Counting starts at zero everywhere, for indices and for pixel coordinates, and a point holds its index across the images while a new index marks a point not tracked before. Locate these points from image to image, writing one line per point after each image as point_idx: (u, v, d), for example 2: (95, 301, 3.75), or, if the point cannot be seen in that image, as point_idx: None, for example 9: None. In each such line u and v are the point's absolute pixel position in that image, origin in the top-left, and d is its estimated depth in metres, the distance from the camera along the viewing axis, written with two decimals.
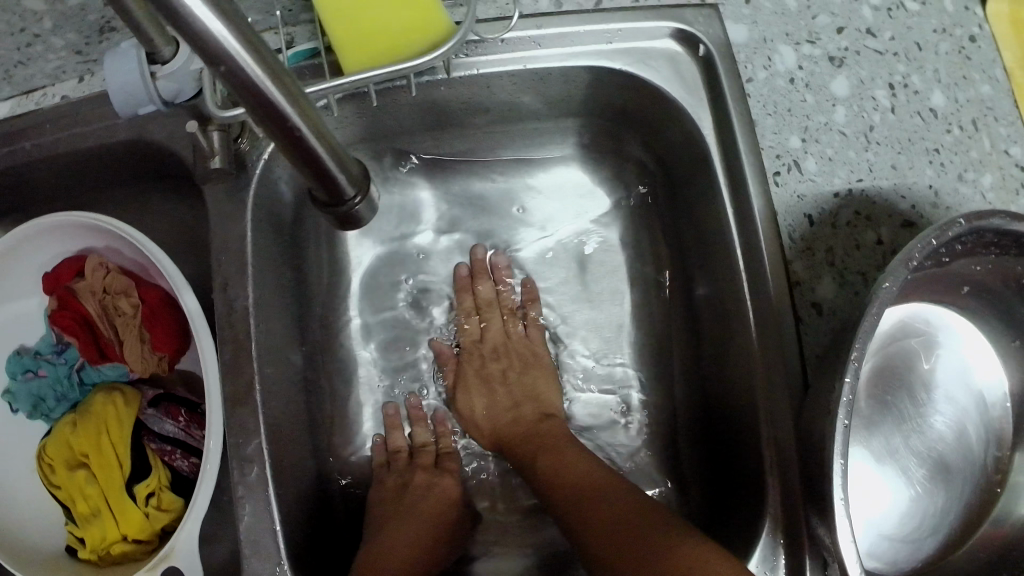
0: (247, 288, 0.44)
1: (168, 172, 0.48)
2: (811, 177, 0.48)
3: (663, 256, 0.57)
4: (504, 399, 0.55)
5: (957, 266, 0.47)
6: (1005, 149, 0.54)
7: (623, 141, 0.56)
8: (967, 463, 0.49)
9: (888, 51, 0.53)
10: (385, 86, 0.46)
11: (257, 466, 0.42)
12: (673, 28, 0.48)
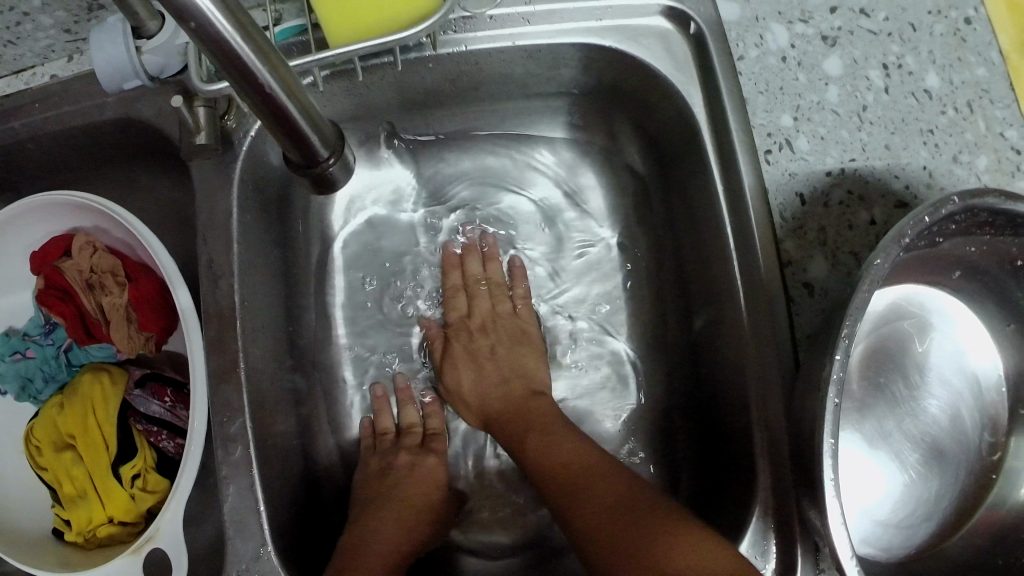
0: (233, 265, 0.43)
1: (157, 151, 0.48)
2: (802, 155, 0.47)
3: (655, 238, 0.56)
4: (493, 375, 0.54)
5: (950, 246, 0.46)
6: (1001, 132, 0.53)
7: (614, 122, 0.56)
8: (962, 448, 0.49)
9: (883, 32, 0.53)
10: (372, 62, 0.46)
11: (241, 446, 0.41)
12: (663, 5, 0.48)
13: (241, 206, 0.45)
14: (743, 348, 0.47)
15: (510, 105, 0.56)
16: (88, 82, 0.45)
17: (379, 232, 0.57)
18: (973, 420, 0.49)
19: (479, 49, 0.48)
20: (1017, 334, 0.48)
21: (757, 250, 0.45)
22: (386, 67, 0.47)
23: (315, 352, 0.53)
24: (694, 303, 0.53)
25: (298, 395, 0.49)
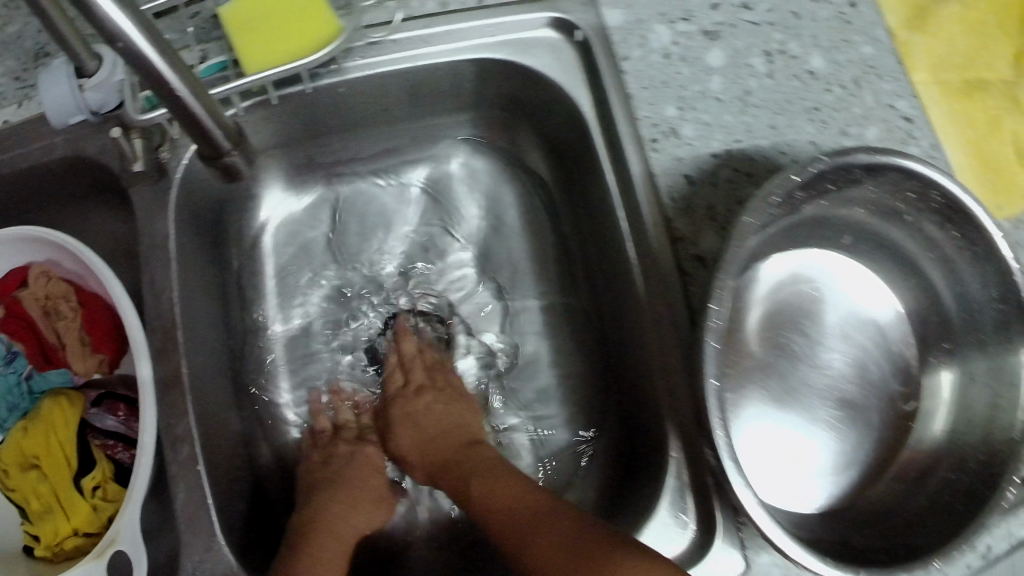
0: (172, 280, 0.46)
1: (103, 186, 0.50)
2: (687, 141, 0.51)
3: (564, 235, 0.59)
4: (431, 429, 0.52)
5: (839, 209, 0.50)
6: (891, 104, 0.58)
7: (514, 131, 0.60)
8: (871, 395, 0.52)
9: (764, 22, 0.56)
10: (285, 89, 0.49)
11: (188, 445, 0.44)
12: (551, 18, 0.53)
13: (178, 229, 0.48)
14: (648, 323, 0.50)
15: (429, 121, 0.59)
16: (27, 121, 0.48)
17: (300, 246, 0.59)
18: (872, 363, 0.53)
19: (384, 68, 0.51)
20: (917, 287, 0.52)
21: (648, 230, 0.50)
22: (300, 93, 0.50)
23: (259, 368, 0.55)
24: (602, 295, 0.56)
25: (241, 404, 0.52)
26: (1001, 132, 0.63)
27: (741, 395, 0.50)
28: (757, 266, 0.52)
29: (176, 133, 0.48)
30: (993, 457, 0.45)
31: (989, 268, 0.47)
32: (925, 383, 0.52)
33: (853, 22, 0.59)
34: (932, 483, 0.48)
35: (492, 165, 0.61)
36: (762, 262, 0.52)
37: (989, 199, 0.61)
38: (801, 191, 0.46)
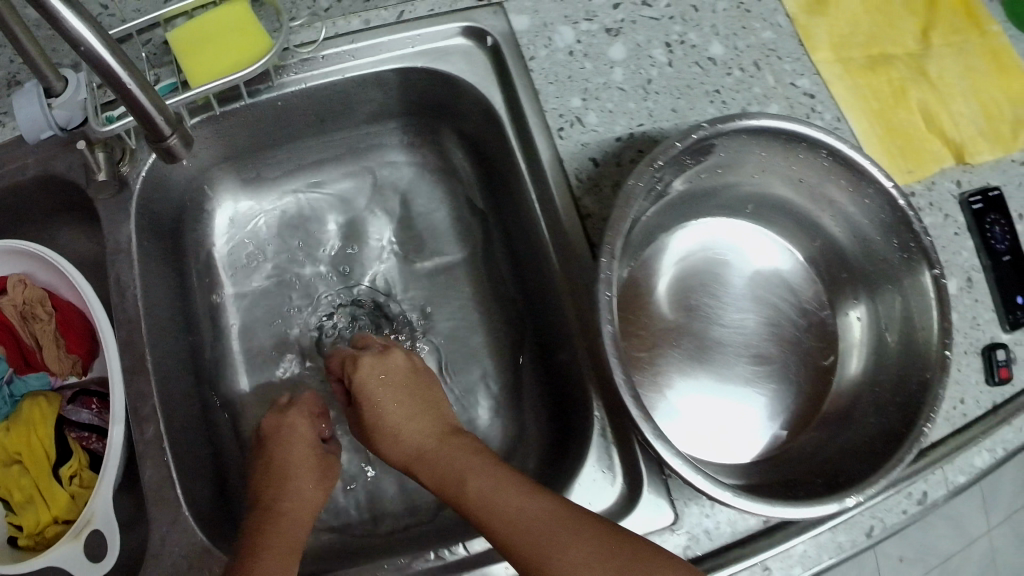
0: (134, 278, 0.51)
1: (75, 202, 0.55)
2: (593, 128, 0.56)
3: (494, 226, 0.63)
4: (410, 415, 0.50)
5: (734, 178, 0.54)
6: (792, 82, 0.63)
7: (441, 133, 0.65)
8: (789, 348, 0.57)
9: (663, 17, 0.61)
10: (229, 104, 0.54)
11: (153, 424, 0.49)
12: (463, 27, 0.58)
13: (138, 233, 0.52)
14: (566, 294, 0.54)
15: (367, 130, 0.64)
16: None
17: (257, 246, 0.63)
18: (780, 316, 0.57)
19: (316, 83, 0.56)
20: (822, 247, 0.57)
21: (559, 211, 0.54)
22: (243, 108, 0.55)
23: (220, 367, 0.59)
24: (526, 280, 0.60)
25: (202, 395, 0.56)
26: (908, 101, 0.67)
27: (655, 352, 0.54)
28: (658, 237, 0.56)
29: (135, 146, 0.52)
30: (915, 392, 0.49)
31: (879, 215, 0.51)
32: (837, 322, 0.57)
33: (751, 10, 0.64)
34: (856, 420, 0.52)
35: (429, 170, 0.66)
36: (664, 231, 0.56)
37: (900, 163, 0.65)
38: (693, 159, 0.50)
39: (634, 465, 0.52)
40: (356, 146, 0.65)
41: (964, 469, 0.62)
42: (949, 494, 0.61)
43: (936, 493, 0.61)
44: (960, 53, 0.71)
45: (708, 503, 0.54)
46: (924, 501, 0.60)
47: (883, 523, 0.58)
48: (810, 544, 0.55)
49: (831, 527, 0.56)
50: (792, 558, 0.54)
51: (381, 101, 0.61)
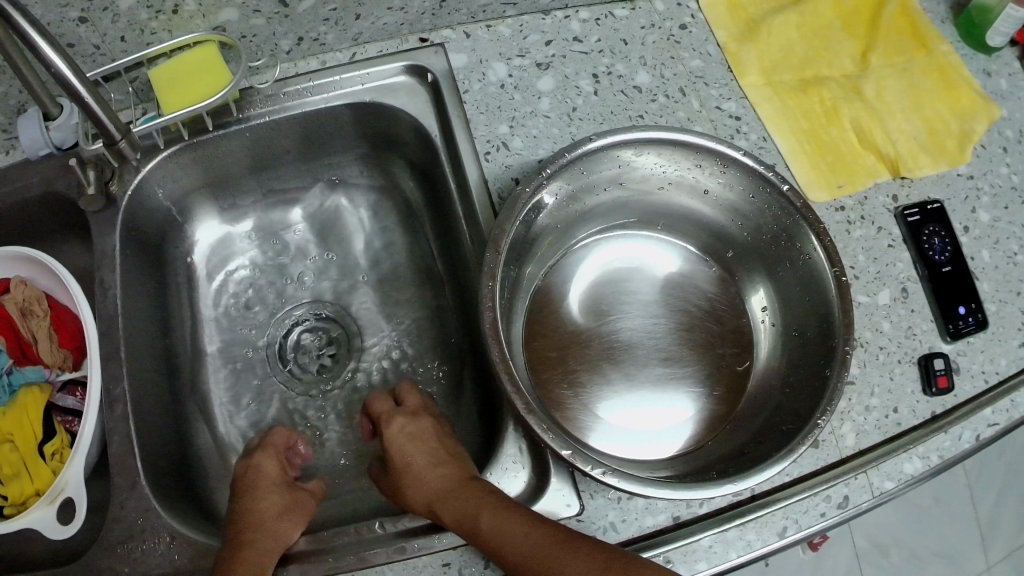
0: (116, 279, 0.62)
1: (74, 219, 0.72)
2: (517, 152, 0.62)
3: (438, 244, 0.71)
4: (424, 465, 0.57)
5: (641, 190, 0.61)
6: (718, 106, 0.67)
7: (397, 166, 0.73)
8: (706, 353, 0.60)
9: (594, 50, 0.67)
10: (201, 133, 0.64)
11: (122, 404, 0.60)
12: (406, 65, 0.65)
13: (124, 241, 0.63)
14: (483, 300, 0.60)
15: (332, 160, 0.72)
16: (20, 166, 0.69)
17: (233, 266, 0.72)
18: (694, 322, 0.61)
19: (281, 116, 0.65)
20: (735, 258, 0.62)
21: (481, 223, 0.60)
22: (215, 138, 0.65)
23: (195, 365, 0.68)
24: (462, 291, 0.67)
25: (174, 389, 0.66)
26: (839, 120, 0.70)
27: (563, 351, 0.58)
28: (574, 242, 0.62)
29: (123, 171, 0.63)
30: (816, 390, 0.53)
31: (781, 204, 0.57)
32: (751, 317, 0.62)
33: (681, 41, 0.69)
34: (761, 415, 0.57)
35: (390, 197, 0.74)
36: (580, 237, 0.62)
37: (831, 178, 0.68)
38: (583, 174, 0.57)
39: (541, 455, 0.58)
40: (322, 172, 0.73)
41: (892, 475, 0.62)
42: (874, 500, 0.62)
43: (860, 498, 0.61)
44: (904, 72, 0.73)
45: (613, 495, 0.58)
46: (845, 506, 0.61)
47: (797, 524, 0.60)
48: (716, 538, 0.58)
49: (739, 524, 0.59)
50: (695, 552, 0.57)
51: (342, 134, 0.69)
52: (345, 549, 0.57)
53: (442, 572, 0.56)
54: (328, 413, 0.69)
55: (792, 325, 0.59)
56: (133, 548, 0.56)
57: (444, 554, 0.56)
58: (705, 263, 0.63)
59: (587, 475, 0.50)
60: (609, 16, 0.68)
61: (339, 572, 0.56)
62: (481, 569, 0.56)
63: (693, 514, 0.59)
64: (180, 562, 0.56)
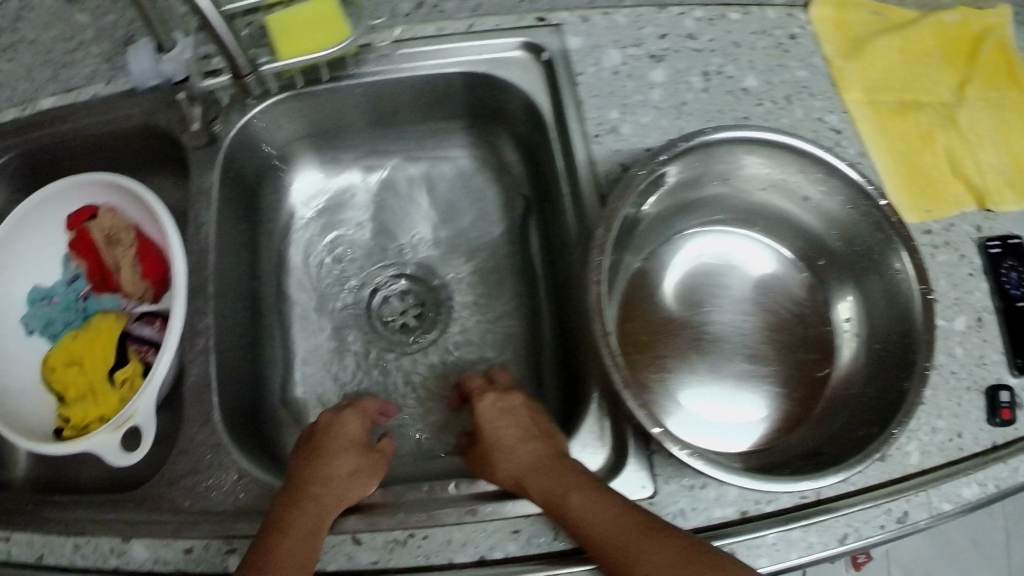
0: (211, 217, 0.64)
1: (166, 153, 0.74)
2: (626, 137, 0.63)
3: (528, 217, 0.72)
4: (514, 441, 0.58)
5: (746, 185, 0.62)
6: (821, 117, 0.68)
7: (498, 138, 0.73)
8: (790, 354, 0.62)
9: (705, 49, 0.68)
10: (313, 83, 0.66)
11: (203, 340, 0.63)
12: (524, 41, 0.66)
13: (221, 181, 0.65)
14: (579, 278, 0.61)
15: (435, 126, 0.73)
16: (124, 97, 0.72)
17: (329, 213, 0.74)
18: (782, 322, 0.63)
19: (392, 77, 0.66)
20: (825, 266, 0.64)
21: (585, 197, 0.60)
22: (325, 91, 0.66)
23: (276, 311, 0.70)
24: (557, 265, 0.66)
25: (255, 332, 0.68)
26: (933, 146, 0.71)
27: (654, 336, 0.61)
28: (679, 234, 0.64)
29: (229, 113, 0.65)
30: (892, 399, 0.55)
31: (878, 219, 0.58)
32: (836, 324, 0.63)
33: (790, 51, 0.69)
34: (840, 413, 0.58)
35: (489, 166, 0.75)
36: (688, 229, 0.65)
37: (920, 203, 0.69)
38: (695, 167, 0.59)
39: (622, 435, 0.60)
40: (421, 137, 0.74)
41: (950, 497, 0.63)
42: (931, 520, 0.62)
43: (918, 516, 0.62)
44: (996, 107, 0.73)
45: (688, 483, 0.59)
46: (903, 521, 0.62)
47: (857, 533, 0.60)
48: (780, 536, 0.59)
49: (803, 525, 0.60)
50: (759, 547, 0.58)
51: (448, 100, 0.70)
52: (403, 508, 0.60)
53: (510, 538, 0.58)
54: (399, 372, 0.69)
55: (876, 337, 0.60)
56: (198, 481, 0.62)
57: (515, 521, 0.58)
58: (797, 267, 0.65)
59: (675, 456, 0.51)
60: (722, 17, 0.69)
61: (409, 526, 0.59)
62: (550, 541, 0.58)
63: (761, 511, 0.60)
64: (246, 498, 0.60)
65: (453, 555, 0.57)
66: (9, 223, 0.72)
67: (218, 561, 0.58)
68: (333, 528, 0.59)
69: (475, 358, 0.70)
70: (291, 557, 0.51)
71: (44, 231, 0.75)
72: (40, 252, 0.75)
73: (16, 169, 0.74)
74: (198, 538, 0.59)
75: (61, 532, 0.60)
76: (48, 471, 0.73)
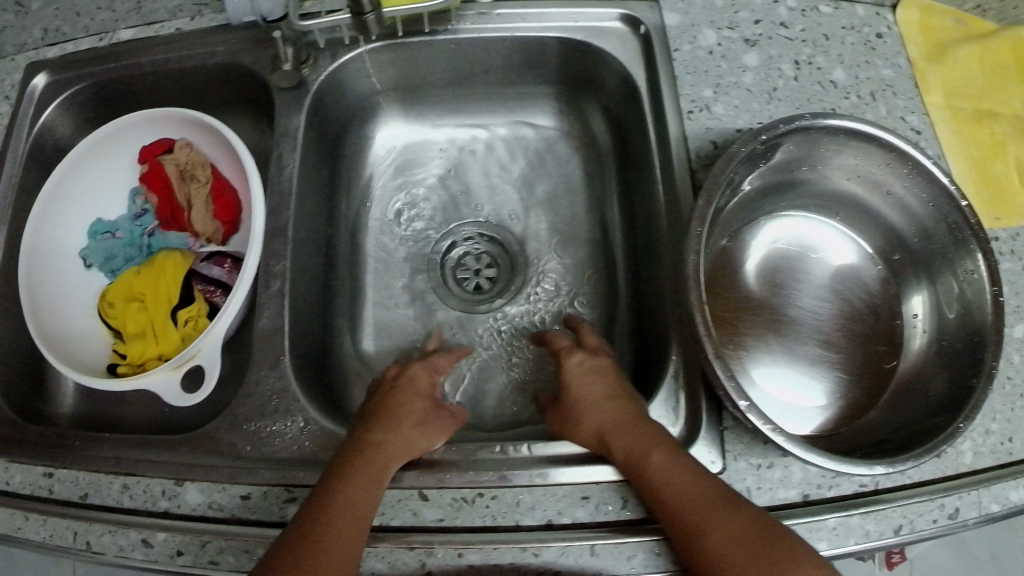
0: (293, 160, 0.66)
1: (246, 95, 0.75)
2: (719, 116, 0.65)
3: (610, 186, 0.75)
4: (598, 399, 0.59)
5: (829, 177, 0.65)
6: (902, 117, 0.68)
7: (585, 107, 0.76)
8: (861, 344, 0.64)
9: (797, 39, 0.70)
10: (413, 33, 0.68)
11: (277, 282, 0.64)
12: (622, 13, 0.69)
13: (307, 123, 0.67)
14: (664, 249, 0.64)
15: (526, 88, 0.76)
16: (205, 34, 0.71)
17: (413, 165, 0.78)
18: (854, 313, 0.65)
19: (488, 35, 0.68)
20: (899, 262, 0.65)
21: (676, 173, 0.63)
22: (420, 44, 0.69)
23: (350, 264, 0.74)
24: (637, 241, 0.70)
25: (327, 279, 0.71)
26: (1005, 156, 0.70)
27: (734, 314, 0.63)
28: (783, 212, 0.68)
29: (319, 61, 0.68)
30: (960, 393, 0.56)
31: (956, 219, 0.59)
32: (908, 319, 0.64)
33: (876, 49, 0.70)
34: (909, 399, 0.60)
35: (577, 138, 0.77)
36: (792, 210, 0.68)
37: (988, 211, 0.68)
38: (796, 151, 0.61)
39: (696, 409, 0.61)
40: (507, 103, 0.78)
41: (999, 498, 0.63)
42: (980, 519, 0.62)
43: (967, 514, 0.62)
44: None
45: (755, 462, 0.59)
46: (954, 518, 0.62)
47: (911, 525, 0.61)
48: (840, 522, 0.60)
49: (862, 513, 0.60)
50: (820, 530, 0.59)
51: (540, 65, 0.73)
52: (462, 466, 0.60)
53: (579, 504, 0.58)
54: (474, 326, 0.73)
55: (945, 334, 0.60)
56: (261, 426, 0.63)
57: (586, 488, 0.59)
58: (871, 261, 0.67)
59: (758, 430, 0.51)
60: (814, 10, 0.71)
61: (478, 484, 0.59)
62: (618, 510, 0.58)
63: (822, 496, 0.60)
64: (309, 448, 0.62)
65: (520, 517, 0.58)
66: (79, 151, 0.72)
67: (276, 510, 0.59)
68: (400, 482, 0.59)
69: (544, 322, 0.73)
70: (352, 500, 0.53)
71: (114, 164, 0.76)
72: (109, 185, 0.76)
73: (89, 97, 0.75)
74: (255, 485, 0.60)
75: (118, 474, 0.63)
76: (91, 409, 0.73)
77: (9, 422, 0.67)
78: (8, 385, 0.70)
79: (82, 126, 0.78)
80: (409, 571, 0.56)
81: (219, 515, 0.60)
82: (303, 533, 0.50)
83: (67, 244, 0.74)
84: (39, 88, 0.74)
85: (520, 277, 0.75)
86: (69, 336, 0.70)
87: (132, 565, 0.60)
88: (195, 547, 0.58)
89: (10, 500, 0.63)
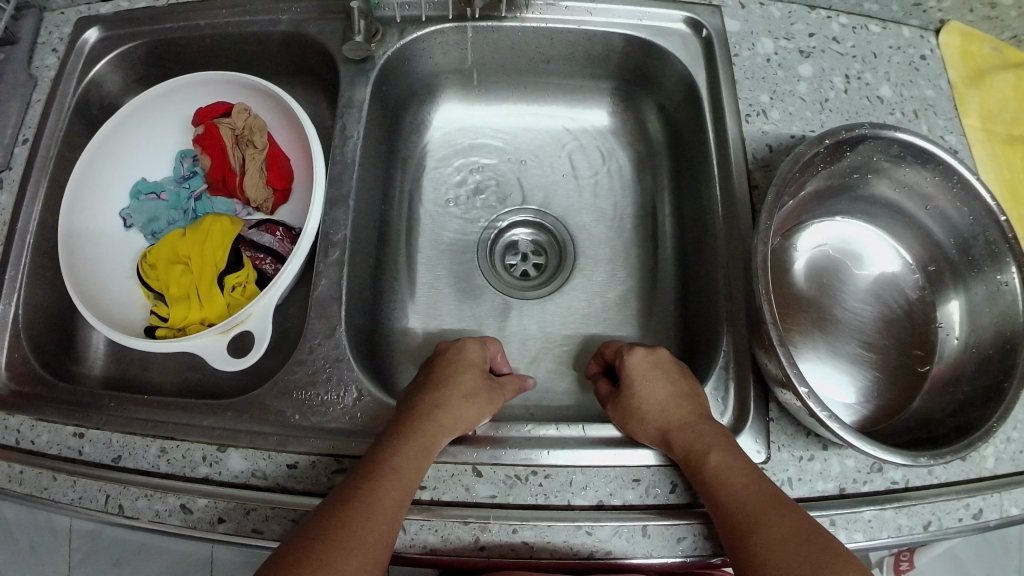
0: (357, 131, 0.68)
1: (309, 65, 0.76)
2: (774, 122, 0.68)
3: (659, 182, 0.78)
4: (659, 393, 0.60)
5: (873, 187, 0.68)
6: (943, 135, 0.71)
7: (639, 103, 0.79)
8: (899, 349, 0.66)
9: (849, 55, 0.73)
10: (484, 19, 0.70)
11: (337, 251, 0.65)
12: (685, 16, 0.72)
13: (371, 97, 0.70)
14: (718, 244, 0.66)
15: (582, 83, 0.80)
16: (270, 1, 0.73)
17: (465, 151, 0.80)
18: (892, 319, 0.68)
19: (555, 25, 0.71)
20: (935, 273, 0.68)
21: (733, 173, 0.66)
22: (488, 28, 0.71)
23: (398, 240, 0.75)
24: (687, 240, 0.73)
25: (379, 254, 0.72)
26: None
27: (783, 311, 0.67)
28: (838, 216, 0.71)
29: (388, 37, 0.70)
30: (995, 395, 0.58)
31: (993, 234, 0.62)
32: (944, 325, 0.66)
33: (921, 69, 0.74)
34: (946, 397, 0.62)
35: (628, 131, 0.81)
36: (847, 216, 0.71)
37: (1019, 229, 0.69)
38: (853, 159, 0.65)
39: (744, 399, 0.62)
40: (560, 98, 0.81)
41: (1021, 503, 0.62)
42: (1001, 522, 0.62)
43: (990, 516, 0.62)
44: None
45: (798, 453, 0.60)
46: (978, 518, 0.61)
47: (940, 522, 0.60)
48: (875, 515, 0.59)
49: (896, 507, 0.60)
50: (858, 521, 0.59)
51: (599, 58, 0.76)
52: (516, 444, 0.60)
53: (630, 486, 0.59)
54: (517, 312, 0.74)
55: (980, 340, 0.63)
56: (312, 395, 0.62)
57: (637, 471, 0.60)
58: (910, 270, 0.70)
59: (816, 416, 0.53)
60: (864, 28, 0.75)
61: (531, 462, 0.59)
62: (666, 493, 0.59)
63: (858, 489, 0.60)
64: (360, 421, 0.61)
65: (571, 497, 0.58)
66: (130, 107, 0.72)
67: (322, 480, 0.58)
68: (454, 457, 0.59)
69: (586, 312, 0.74)
70: (396, 471, 0.52)
71: (163, 126, 0.75)
72: (156, 147, 0.76)
73: (140, 56, 0.77)
74: (303, 454, 0.59)
75: (155, 437, 0.61)
76: (128, 373, 0.72)
77: (41, 379, 0.66)
78: (37, 342, 0.68)
79: (130, 84, 0.79)
80: (460, 544, 0.56)
81: (262, 483, 0.59)
82: (350, 493, 0.50)
83: (109, 203, 0.72)
84: (90, 43, 0.76)
85: (566, 265, 0.77)
86: (108, 297, 0.69)
87: (169, 530, 0.58)
88: (238, 515, 0.57)
89: (38, 459, 0.61)
